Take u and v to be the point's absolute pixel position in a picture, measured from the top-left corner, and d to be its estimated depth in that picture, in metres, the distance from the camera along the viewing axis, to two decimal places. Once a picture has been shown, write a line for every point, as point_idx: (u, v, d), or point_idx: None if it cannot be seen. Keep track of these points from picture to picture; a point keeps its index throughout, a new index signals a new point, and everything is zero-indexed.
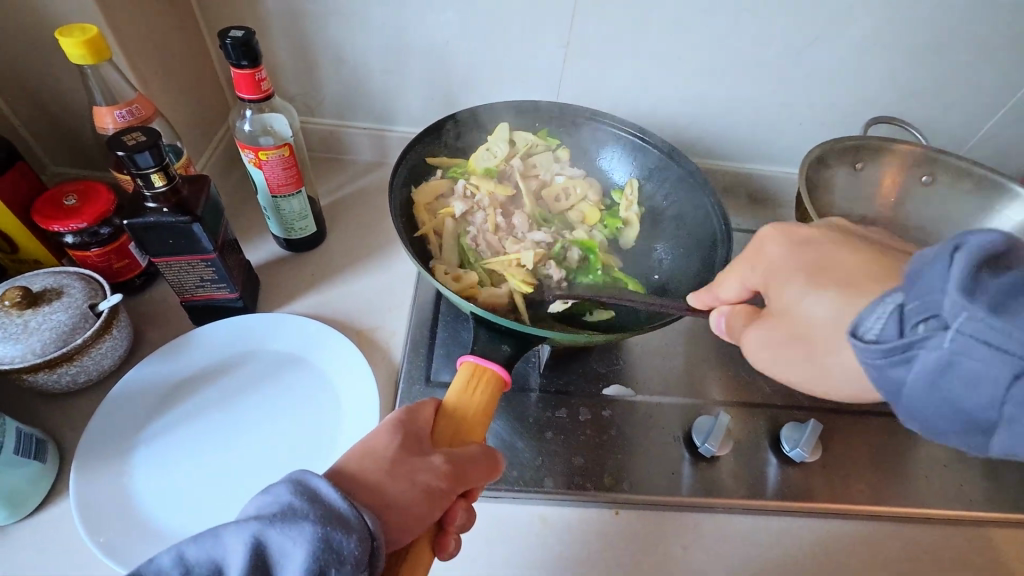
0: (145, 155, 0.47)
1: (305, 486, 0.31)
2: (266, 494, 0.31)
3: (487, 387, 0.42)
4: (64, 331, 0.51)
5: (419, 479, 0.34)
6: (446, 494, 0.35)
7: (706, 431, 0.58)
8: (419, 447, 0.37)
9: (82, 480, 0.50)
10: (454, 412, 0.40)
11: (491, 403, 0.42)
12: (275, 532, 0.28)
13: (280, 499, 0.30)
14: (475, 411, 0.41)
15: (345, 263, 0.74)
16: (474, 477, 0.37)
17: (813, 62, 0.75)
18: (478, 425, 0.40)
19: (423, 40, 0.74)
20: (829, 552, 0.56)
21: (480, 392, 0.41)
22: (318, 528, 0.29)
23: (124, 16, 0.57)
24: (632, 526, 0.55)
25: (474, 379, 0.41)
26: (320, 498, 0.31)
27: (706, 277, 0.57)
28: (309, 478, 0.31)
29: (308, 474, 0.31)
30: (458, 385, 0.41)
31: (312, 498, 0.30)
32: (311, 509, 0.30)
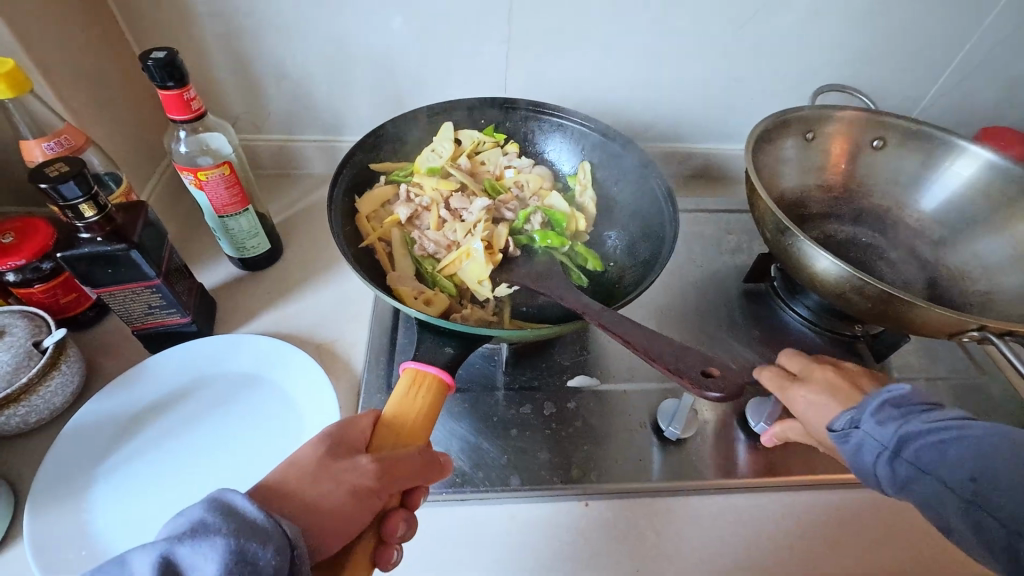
0: (71, 185, 0.46)
1: (220, 502, 0.31)
2: (180, 516, 0.31)
3: (429, 390, 0.41)
4: (6, 372, 0.50)
5: (344, 481, 0.34)
6: (375, 496, 0.34)
7: (670, 414, 0.58)
8: (349, 452, 0.36)
9: (36, 520, 0.49)
10: (392, 417, 0.40)
11: (434, 406, 0.41)
12: (186, 550, 0.29)
13: (192, 517, 0.30)
14: (415, 415, 0.40)
15: (303, 277, 0.73)
16: (408, 478, 0.36)
17: (755, 36, 0.75)
18: (418, 429, 0.39)
19: (363, 47, 0.73)
20: (805, 524, 0.56)
21: (421, 396, 0.41)
22: (231, 541, 0.29)
23: (48, 46, 0.56)
24: (604, 516, 0.54)
25: (413, 384, 0.41)
26: (235, 511, 0.31)
27: (656, 257, 0.57)
28: (225, 495, 0.32)
29: (224, 490, 0.32)
30: (399, 390, 0.41)
31: (227, 513, 0.30)
32: (224, 523, 0.30)
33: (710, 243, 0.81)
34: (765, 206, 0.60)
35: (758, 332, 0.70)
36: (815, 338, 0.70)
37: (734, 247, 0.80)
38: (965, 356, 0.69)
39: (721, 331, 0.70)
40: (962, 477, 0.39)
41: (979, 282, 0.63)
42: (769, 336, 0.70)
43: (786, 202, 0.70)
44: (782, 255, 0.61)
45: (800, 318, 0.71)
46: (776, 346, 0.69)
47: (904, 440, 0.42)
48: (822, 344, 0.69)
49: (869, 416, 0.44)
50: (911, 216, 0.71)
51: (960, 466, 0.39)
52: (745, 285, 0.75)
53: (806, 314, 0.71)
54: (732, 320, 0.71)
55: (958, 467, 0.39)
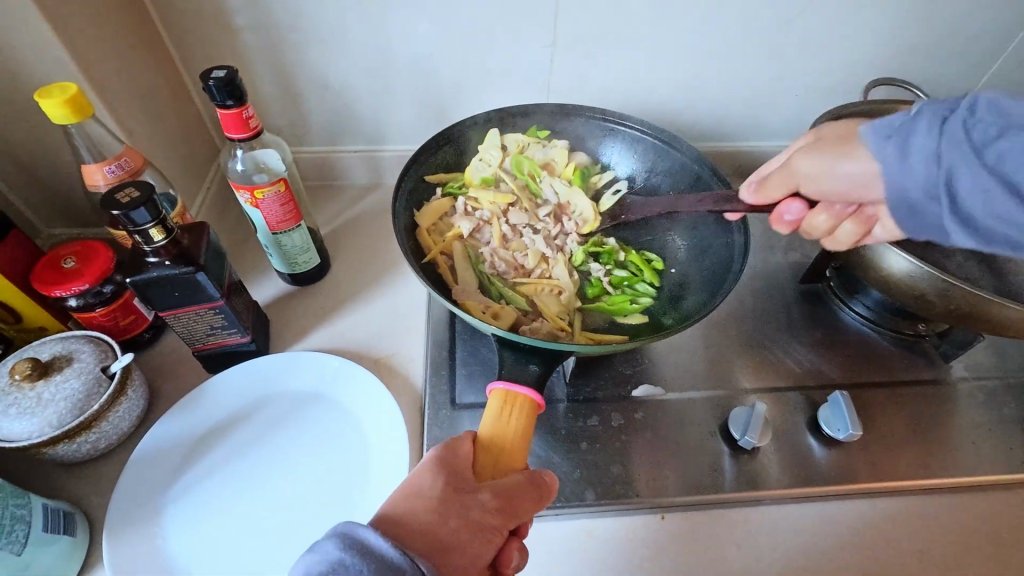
0: (142, 211, 0.45)
1: (352, 538, 0.32)
2: (314, 552, 0.31)
3: (521, 411, 0.41)
4: (78, 400, 0.50)
5: (468, 517, 0.35)
6: (498, 530, 0.35)
7: (743, 423, 0.57)
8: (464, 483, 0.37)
9: (114, 549, 0.49)
10: (492, 442, 0.40)
11: (529, 428, 0.41)
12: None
13: (331, 557, 0.30)
14: (513, 439, 0.40)
15: (354, 291, 0.72)
16: (524, 507, 0.37)
17: (805, 30, 0.73)
18: (519, 453, 0.40)
19: (406, 56, 0.72)
20: (886, 532, 0.54)
21: (515, 420, 0.41)
22: None
23: (102, 69, 0.56)
24: (681, 530, 0.53)
25: (506, 406, 0.41)
26: (370, 550, 0.31)
27: (726, 266, 0.56)
28: (355, 530, 0.32)
29: (353, 526, 0.32)
30: (491, 412, 0.41)
31: (362, 553, 0.31)
32: (364, 565, 0.31)
33: (760, 243, 0.79)
34: None
35: (819, 334, 0.69)
36: (877, 338, 0.69)
37: (785, 247, 0.79)
38: None
39: (780, 333, 0.69)
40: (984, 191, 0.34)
41: None
42: (830, 338, 0.69)
43: None
44: (849, 257, 0.59)
45: (860, 317, 0.70)
46: (839, 348, 0.68)
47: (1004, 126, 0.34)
48: (884, 344, 0.68)
49: (913, 153, 0.36)
50: None
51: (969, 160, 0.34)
52: (801, 285, 0.74)
53: (866, 313, 0.70)
54: (792, 323, 0.70)
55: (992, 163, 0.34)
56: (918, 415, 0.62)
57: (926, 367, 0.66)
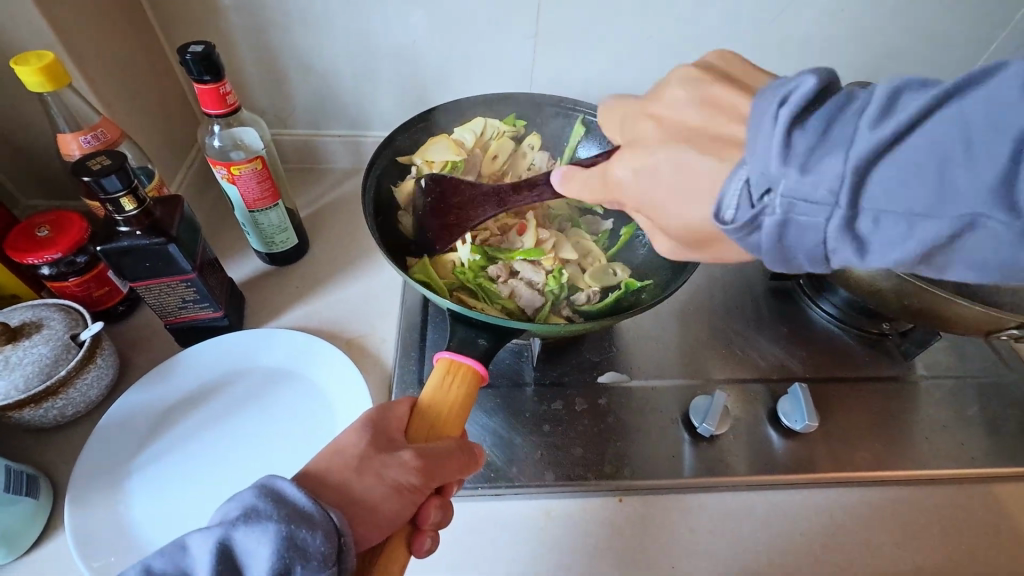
0: (113, 179, 0.46)
1: (271, 488, 0.33)
2: (231, 502, 0.32)
3: (462, 381, 0.42)
4: (46, 364, 0.51)
5: (387, 475, 0.35)
6: (417, 489, 0.35)
7: (703, 411, 0.58)
8: (390, 443, 0.37)
9: (77, 512, 0.49)
10: (428, 407, 0.40)
11: (468, 398, 0.42)
12: (240, 534, 0.30)
13: (244, 503, 0.31)
14: (450, 404, 0.41)
15: (330, 273, 0.73)
16: (448, 471, 0.37)
17: (782, 31, 0.74)
18: (454, 419, 0.40)
19: (389, 43, 0.73)
20: (836, 521, 0.56)
21: (456, 388, 0.41)
22: (282, 527, 0.30)
23: (83, 40, 0.57)
24: (637, 512, 0.55)
25: (448, 375, 0.42)
26: (284, 500, 0.32)
27: (686, 259, 0.57)
28: (274, 481, 0.33)
29: (271, 479, 0.33)
30: (433, 380, 0.42)
31: (276, 500, 0.32)
32: (275, 511, 0.31)
33: None
34: None
35: (786, 329, 0.71)
36: (842, 335, 0.70)
37: None
38: (994, 353, 0.69)
39: (749, 328, 0.70)
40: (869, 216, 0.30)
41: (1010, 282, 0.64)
42: (797, 333, 0.70)
43: None
44: None
45: (827, 316, 0.71)
46: (804, 344, 0.69)
47: (828, 142, 0.30)
48: (849, 342, 0.70)
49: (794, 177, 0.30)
50: None
51: (829, 219, 0.31)
52: (771, 282, 0.75)
53: (833, 311, 0.71)
54: (760, 318, 0.72)
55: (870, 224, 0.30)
56: (876, 409, 0.63)
57: (888, 365, 0.68)
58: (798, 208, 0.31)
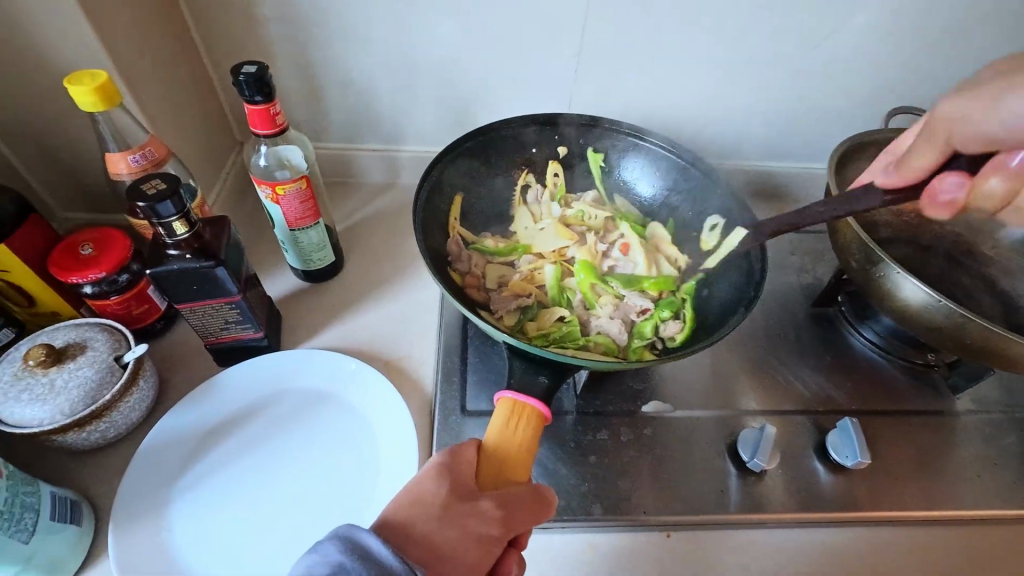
0: (167, 204, 0.45)
1: (353, 541, 0.32)
2: (317, 552, 0.31)
3: (528, 422, 0.40)
4: (91, 388, 0.50)
5: (469, 528, 0.35)
6: (497, 540, 0.35)
7: (753, 444, 0.57)
8: (465, 490, 0.36)
9: (120, 542, 0.49)
10: (496, 451, 0.39)
11: (534, 438, 0.40)
12: None
13: (334, 560, 0.30)
14: (517, 448, 0.39)
15: (365, 291, 0.72)
16: (526, 518, 0.37)
17: (829, 55, 0.73)
18: (523, 463, 0.39)
19: (430, 59, 0.73)
20: (888, 562, 0.55)
21: (521, 429, 0.40)
22: None
23: (130, 55, 0.56)
24: (685, 549, 0.54)
25: (513, 417, 0.40)
26: (371, 557, 0.31)
27: (741, 293, 0.56)
28: (355, 533, 0.32)
29: (357, 530, 0.32)
30: (498, 420, 0.40)
31: (364, 558, 0.31)
32: (364, 571, 0.31)
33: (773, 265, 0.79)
34: (852, 234, 0.59)
35: (829, 357, 0.69)
36: (886, 365, 0.69)
37: (798, 269, 0.79)
38: None
39: (790, 356, 0.69)
40: None
41: None
42: (840, 362, 0.69)
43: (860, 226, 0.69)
44: (866, 285, 0.59)
45: (867, 342, 0.71)
46: (848, 373, 0.68)
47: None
48: (893, 372, 0.68)
49: None
50: (987, 244, 0.70)
51: None
52: (812, 307, 0.74)
53: (874, 338, 0.70)
54: (802, 346, 0.70)
55: None
56: (924, 445, 0.62)
57: (934, 398, 0.67)
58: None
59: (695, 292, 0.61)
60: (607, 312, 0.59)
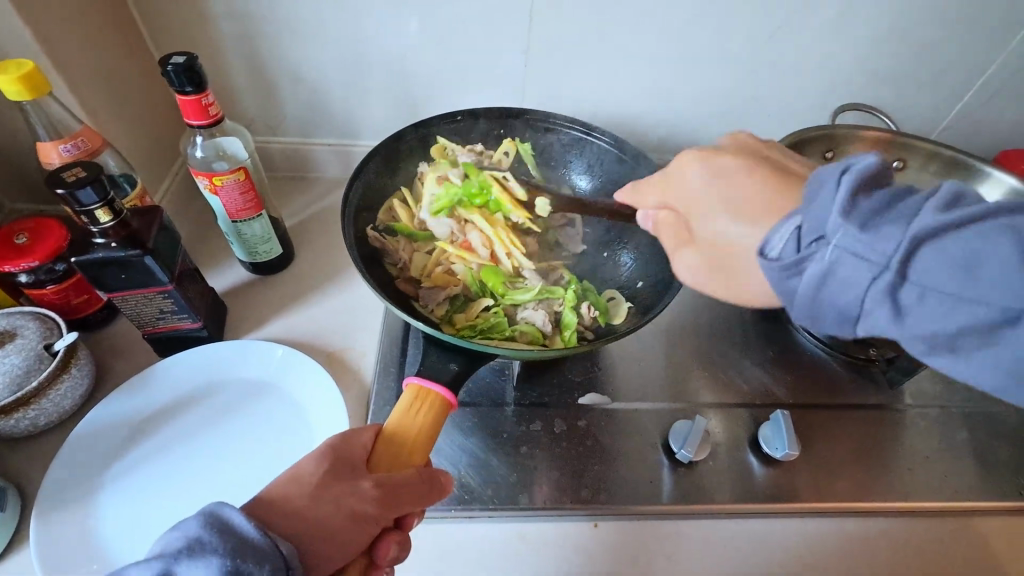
0: (88, 191, 0.46)
1: (217, 517, 0.32)
2: (176, 528, 0.31)
3: (430, 408, 0.41)
4: (17, 375, 0.50)
5: (344, 506, 0.34)
6: (375, 520, 0.35)
7: (683, 436, 0.57)
8: (352, 471, 0.37)
9: (44, 528, 0.49)
10: (393, 435, 0.39)
11: (435, 425, 0.41)
12: (181, 567, 0.29)
13: (189, 534, 0.30)
14: (415, 433, 0.40)
15: (314, 284, 0.72)
16: (409, 501, 0.37)
17: (777, 52, 0.74)
18: (418, 448, 0.39)
19: (380, 54, 0.73)
20: (814, 553, 0.55)
21: (422, 415, 0.41)
22: (226, 562, 0.29)
23: (67, 46, 0.56)
24: (612, 539, 0.54)
25: (416, 401, 0.41)
26: (233, 530, 0.31)
27: (670, 285, 0.56)
28: (221, 509, 0.32)
29: (220, 505, 0.32)
30: (400, 406, 0.41)
31: (224, 530, 0.31)
32: (221, 543, 0.30)
33: None
34: None
35: (773, 353, 0.70)
36: (828, 360, 0.69)
37: None
38: None
39: (734, 350, 0.70)
40: (914, 302, 0.31)
41: None
42: (783, 357, 0.69)
43: None
44: None
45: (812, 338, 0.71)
46: (790, 368, 0.68)
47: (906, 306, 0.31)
48: (835, 367, 0.69)
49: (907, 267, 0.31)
50: None
51: (960, 320, 0.30)
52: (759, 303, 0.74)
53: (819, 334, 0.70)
54: (746, 340, 0.71)
55: (901, 294, 0.31)
56: (860, 439, 0.63)
57: (873, 392, 0.67)
58: (881, 306, 0.32)
59: (630, 285, 0.61)
60: (531, 304, 0.58)
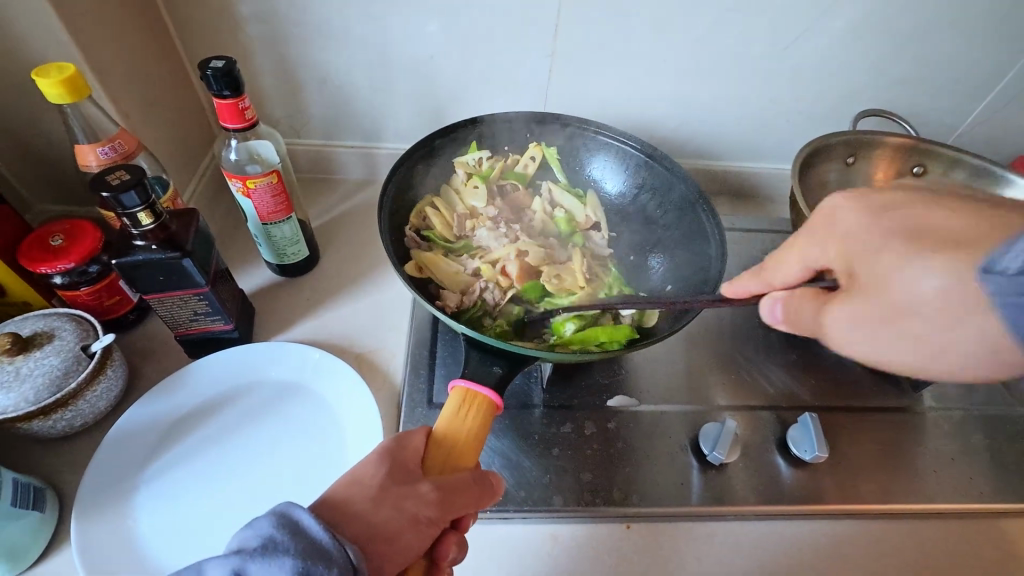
0: (131, 195, 0.46)
1: (288, 518, 0.33)
2: (250, 527, 0.32)
3: (477, 412, 0.42)
4: (56, 376, 0.50)
5: (405, 508, 0.35)
6: (435, 522, 0.36)
7: (713, 438, 0.58)
8: (408, 474, 0.38)
9: (84, 529, 0.49)
10: (444, 438, 0.40)
11: (483, 428, 0.42)
12: (255, 566, 0.30)
13: (263, 534, 0.32)
14: (465, 436, 0.41)
15: (340, 286, 0.73)
16: (465, 503, 0.37)
17: (798, 58, 0.75)
18: (469, 450, 0.40)
19: (406, 57, 0.73)
20: (844, 554, 0.56)
21: (470, 419, 0.41)
22: (298, 562, 0.31)
23: (102, 50, 0.57)
24: (644, 540, 0.55)
25: (463, 405, 0.42)
26: (303, 531, 0.32)
27: (700, 288, 0.57)
28: (292, 511, 0.33)
29: (291, 507, 0.33)
30: (449, 409, 0.42)
31: (295, 532, 0.32)
32: (293, 544, 0.31)
33: (744, 264, 0.80)
34: None
35: (796, 355, 0.71)
36: (851, 363, 0.70)
37: None
38: (1002, 387, 0.69)
39: (757, 353, 0.70)
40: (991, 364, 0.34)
41: None
42: (806, 360, 0.70)
43: None
44: None
45: None
46: (813, 371, 0.69)
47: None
48: (857, 370, 0.69)
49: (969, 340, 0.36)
50: None
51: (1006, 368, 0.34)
52: None
53: None
54: (770, 343, 0.72)
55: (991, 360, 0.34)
56: (885, 440, 0.63)
57: (896, 395, 0.68)
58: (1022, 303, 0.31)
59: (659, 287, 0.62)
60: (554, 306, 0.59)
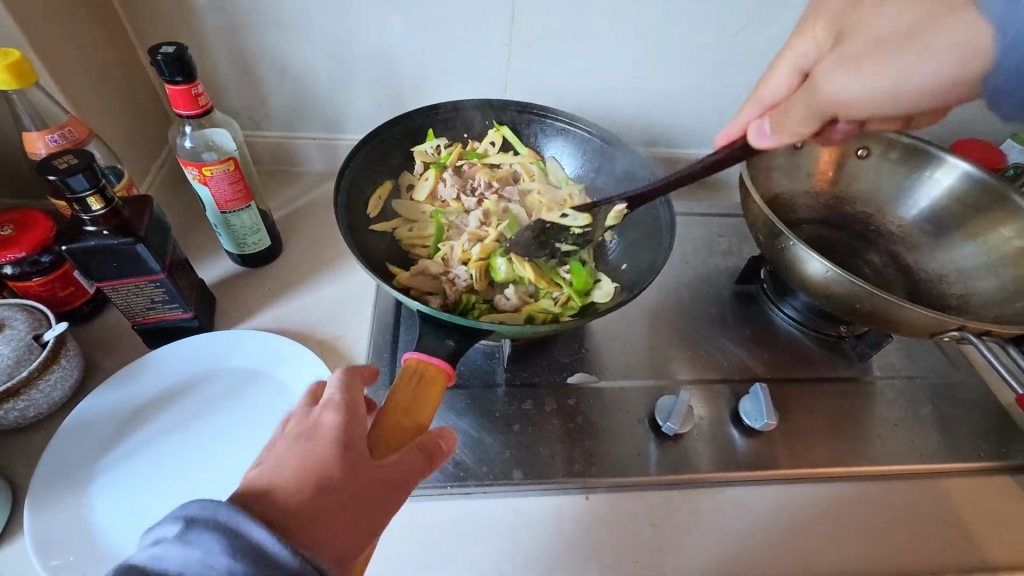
0: (80, 178, 0.46)
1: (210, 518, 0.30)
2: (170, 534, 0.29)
3: (429, 381, 0.43)
4: (6, 365, 0.50)
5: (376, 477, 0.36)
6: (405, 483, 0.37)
7: (667, 410, 0.60)
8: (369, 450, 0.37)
9: (36, 515, 0.49)
10: (397, 407, 0.41)
11: (434, 397, 0.43)
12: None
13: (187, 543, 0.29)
14: (416, 404, 0.42)
15: (303, 275, 0.73)
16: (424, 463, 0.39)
17: (747, 47, 0.78)
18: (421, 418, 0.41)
19: (366, 48, 0.74)
20: (793, 517, 0.58)
21: (422, 389, 0.42)
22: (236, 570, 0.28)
23: (51, 38, 0.56)
24: (602, 510, 0.56)
25: (415, 375, 0.43)
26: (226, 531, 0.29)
27: (651, 263, 0.58)
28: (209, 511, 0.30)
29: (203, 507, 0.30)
30: (402, 380, 0.43)
31: (219, 536, 0.29)
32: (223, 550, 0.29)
33: (701, 246, 0.83)
34: (760, 211, 0.61)
35: (751, 332, 0.73)
36: (802, 339, 0.73)
37: (725, 250, 0.83)
38: (942, 356, 0.73)
39: (713, 330, 0.73)
40: None
41: (958, 286, 0.67)
42: (761, 337, 0.73)
43: (778, 208, 0.73)
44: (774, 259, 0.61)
45: (789, 319, 0.74)
46: (768, 346, 0.72)
47: None
48: (808, 344, 0.72)
49: None
50: (895, 223, 0.74)
51: None
52: (735, 286, 0.78)
53: (794, 314, 0.74)
54: (725, 320, 0.74)
55: None
56: (833, 409, 0.66)
57: (845, 366, 0.71)
58: None
59: (616, 267, 0.63)
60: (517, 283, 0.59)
